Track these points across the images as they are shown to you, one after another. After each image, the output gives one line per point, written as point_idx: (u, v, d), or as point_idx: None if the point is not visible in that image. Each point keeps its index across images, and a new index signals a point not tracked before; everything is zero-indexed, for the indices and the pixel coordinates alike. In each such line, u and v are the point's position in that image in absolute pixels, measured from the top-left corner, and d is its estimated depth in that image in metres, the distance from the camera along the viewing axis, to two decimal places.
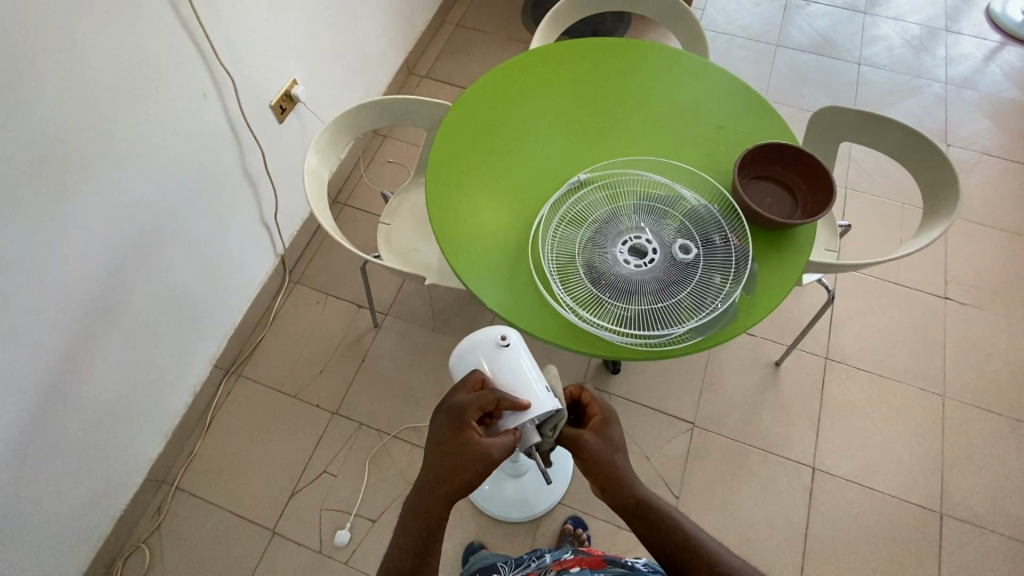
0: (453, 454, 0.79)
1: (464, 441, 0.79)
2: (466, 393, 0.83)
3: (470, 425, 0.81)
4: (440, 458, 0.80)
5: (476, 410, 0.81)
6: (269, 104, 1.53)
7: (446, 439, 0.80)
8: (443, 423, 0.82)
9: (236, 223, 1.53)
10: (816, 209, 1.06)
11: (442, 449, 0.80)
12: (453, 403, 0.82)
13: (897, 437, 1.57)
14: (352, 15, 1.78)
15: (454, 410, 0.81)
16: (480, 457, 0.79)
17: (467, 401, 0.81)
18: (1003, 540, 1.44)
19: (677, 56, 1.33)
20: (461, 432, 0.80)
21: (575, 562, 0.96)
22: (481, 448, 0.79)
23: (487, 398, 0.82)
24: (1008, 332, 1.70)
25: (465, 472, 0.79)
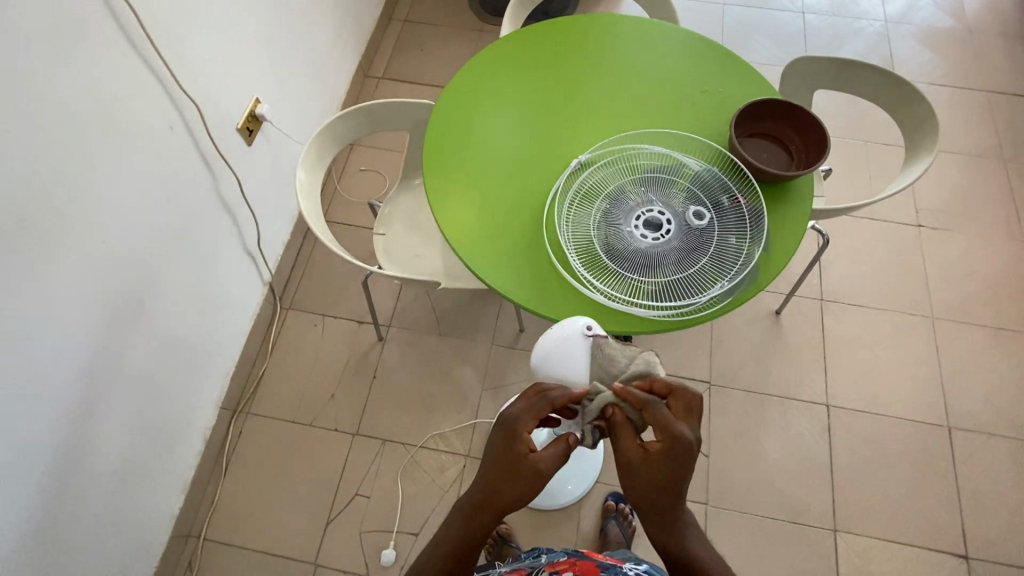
0: (506, 466, 0.78)
1: (517, 455, 0.78)
2: (518, 403, 0.81)
3: (523, 436, 0.79)
4: (492, 469, 0.79)
5: (530, 420, 0.80)
6: (236, 127, 1.45)
7: (500, 453, 0.79)
8: (496, 434, 0.81)
9: (221, 256, 1.47)
10: (813, 158, 1.09)
11: (495, 463, 0.79)
12: (506, 415, 0.80)
13: (897, 363, 1.65)
14: (303, 24, 1.70)
15: (509, 422, 0.80)
16: (535, 470, 0.78)
17: (519, 412, 0.80)
18: (1005, 441, 1.55)
19: (650, 25, 1.33)
20: (515, 446, 0.79)
21: (569, 565, 0.94)
22: (536, 462, 0.78)
23: (542, 403, 0.81)
24: (979, 248, 1.80)
25: (521, 486, 0.78)
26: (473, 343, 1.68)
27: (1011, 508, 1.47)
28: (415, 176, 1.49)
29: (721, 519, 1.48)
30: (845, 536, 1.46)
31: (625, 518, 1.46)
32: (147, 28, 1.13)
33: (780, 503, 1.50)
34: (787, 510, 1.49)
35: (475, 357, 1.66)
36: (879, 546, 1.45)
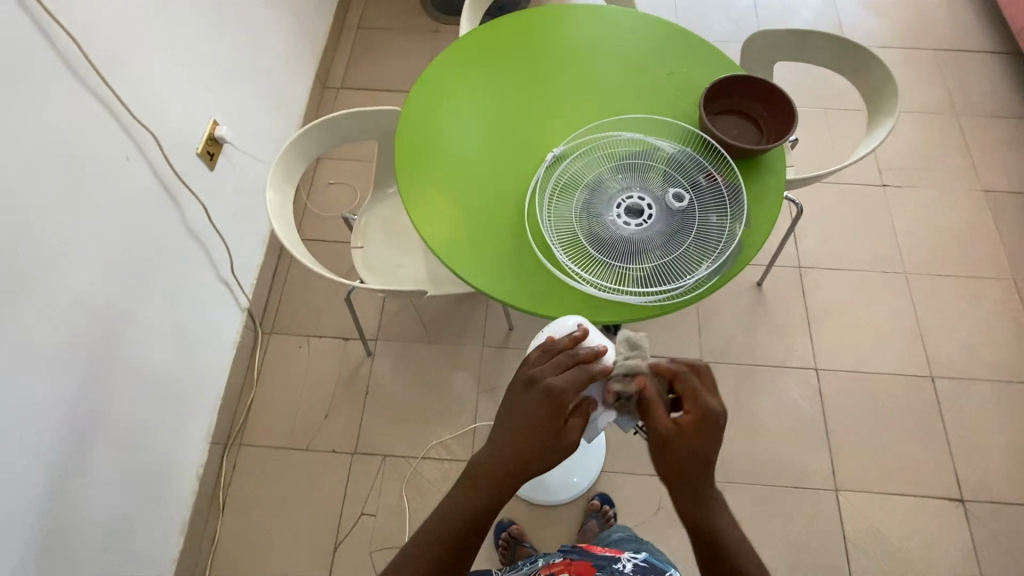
0: (547, 439, 0.75)
1: (555, 430, 0.75)
2: (560, 376, 0.77)
3: (567, 410, 0.76)
4: (529, 439, 0.75)
5: (572, 394, 0.76)
6: (196, 152, 1.41)
7: (536, 426, 0.75)
8: (532, 403, 0.76)
9: (195, 285, 1.42)
10: (781, 130, 1.10)
11: (527, 434, 0.75)
12: (548, 387, 0.76)
13: (878, 320, 1.70)
14: (253, 40, 1.65)
15: (549, 394, 0.76)
16: (568, 445, 0.76)
17: (563, 385, 0.76)
18: (986, 384, 1.61)
19: (608, 12, 1.32)
20: (553, 419, 0.75)
21: (564, 567, 0.90)
22: (570, 437, 0.76)
23: (583, 379, 0.77)
24: (942, 201, 1.87)
25: (548, 460, 0.76)
26: (464, 347, 1.66)
27: (998, 448, 1.53)
28: (389, 185, 1.46)
29: (727, 492, 1.50)
30: (847, 494, 1.50)
31: (607, 520, 1.44)
32: (90, 57, 1.09)
33: (782, 470, 1.52)
34: (790, 476, 1.52)
35: (468, 361, 1.64)
36: (879, 499, 1.49)
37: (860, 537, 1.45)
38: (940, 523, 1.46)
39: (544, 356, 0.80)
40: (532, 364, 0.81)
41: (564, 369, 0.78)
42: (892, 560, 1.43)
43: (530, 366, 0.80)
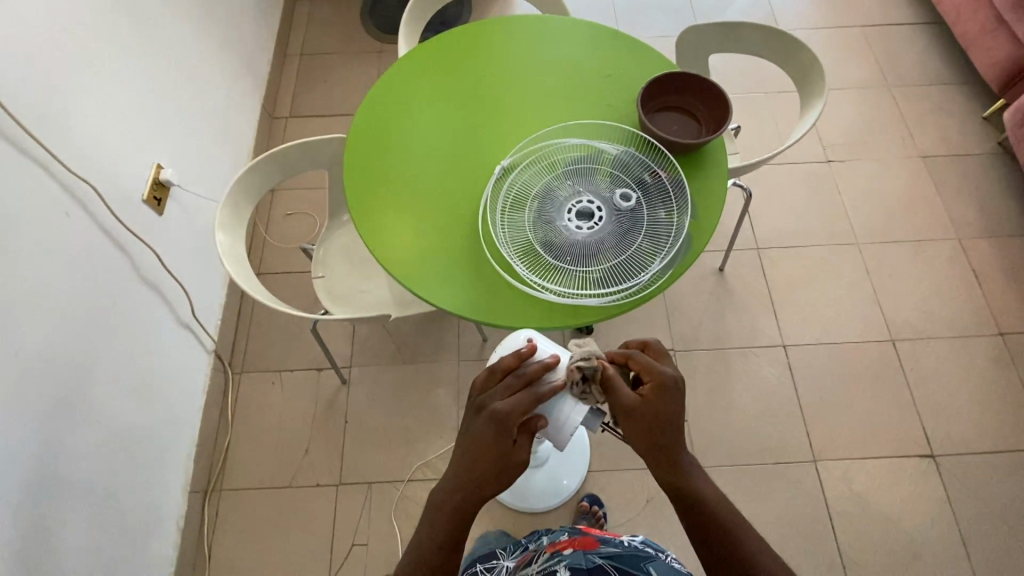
0: (498, 462, 0.77)
1: (504, 452, 0.77)
2: (505, 400, 0.79)
3: (513, 433, 0.78)
4: (481, 463, 0.78)
5: (518, 415, 0.78)
6: (142, 199, 1.38)
7: (485, 450, 0.78)
8: (480, 428, 0.79)
9: (155, 334, 1.39)
10: (718, 121, 1.13)
11: (477, 458, 0.78)
12: (493, 412, 0.78)
13: (837, 292, 1.75)
14: (192, 78, 1.63)
15: (495, 419, 0.78)
16: (519, 466, 0.78)
17: (508, 409, 0.78)
18: (943, 341, 1.67)
19: (543, 21, 1.34)
20: (502, 443, 0.78)
21: (569, 543, 0.95)
22: (519, 457, 0.78)
23: (528, 400, 0.79)
24: (884, 171, 1.94)
25: (502, 480, 0.78)
26: (440, 363, 1.65)
27: (960, 401, 1.60)
28: (344, 211, 1.45)
29: (712, 476, 1.53)
30: (825, 463, 1.54)
31: (597, 520, 1.45)
32: (17, 116, 1.06)
33: (762, 448, 1.56)
34: (770, 452, 1.55)
35: (445, 378, 1.64)
36: (856, 464, 1.54)
37: (842, 503, 1.49)
38: (915, 480, 1.51)
39: (492, 380, 0.82)
40: (481, 389, 0.83)
41: (512, 393, 0.80)
42: (874, 522, 1.47)
43: (480, 391, 0.83)
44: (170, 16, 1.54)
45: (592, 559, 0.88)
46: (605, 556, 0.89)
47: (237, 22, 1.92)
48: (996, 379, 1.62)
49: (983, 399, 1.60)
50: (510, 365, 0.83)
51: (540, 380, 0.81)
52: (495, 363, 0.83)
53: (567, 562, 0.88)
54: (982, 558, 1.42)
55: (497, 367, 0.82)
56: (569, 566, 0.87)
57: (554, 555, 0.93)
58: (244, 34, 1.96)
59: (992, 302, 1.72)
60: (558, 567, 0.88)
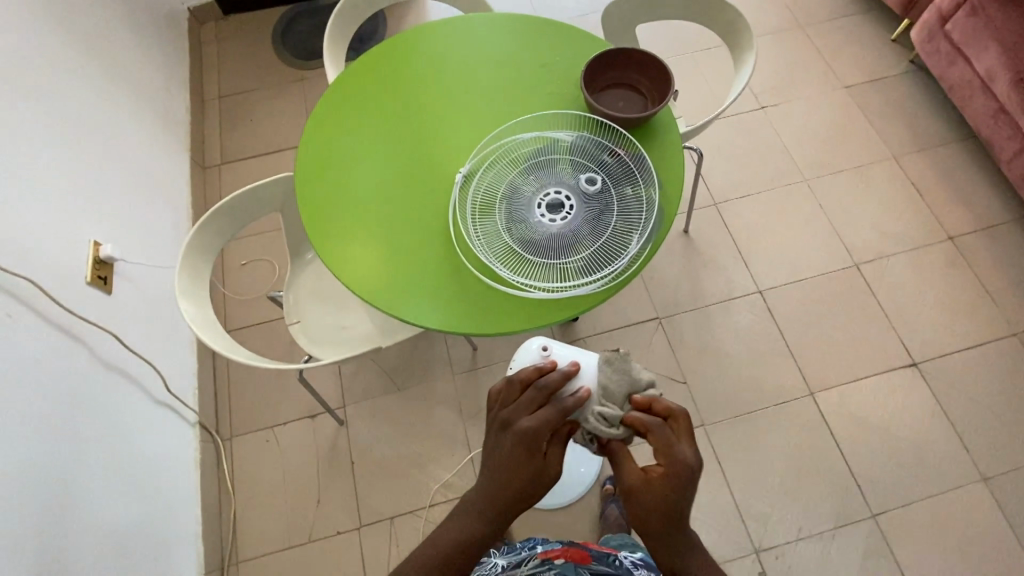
0: (530, 478, 0.76)
1: (536, 468, 0.76)
2: (530, 418, 0.77)
3: (543, 448, 0.77)
4: (511, 480, 0.76)
5: (546, 430, 0.77)
6: (86, 281, 1.30)
7: (516, 470, 0.76)
8: (507, 447, 0.77)
9: (131, 419, 1.31)
10: (662, 90, 1.15)
11: (507, 479, 0.76)
12: (521, 430, 0.76)
13: (797, 230, 1.82)
14: (109, 145, 1.53)
15: (524, 437, 0.76)
16: (553, 481, 0.76)
17: (536, 426, 0.76)
18: (901, 256, 1.77)
19: (468, 20, 1.32)
20: (532, 460, 0.76)
21: (560, 553, 0.99)
22: (553, 472, 0.76)
23: (554, 413, 0.78)
24: (814, 107, 2.02)
25: (535, 497, 0.77)
26: (435, 382, 1.63)
27: (927, 308, 1.69)
28: (306, 250, 1.40)
29: (721, 431, 1.56)
30: (822, 393, 1.60)
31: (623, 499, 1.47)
32: None
33: (761, 393, 1.61)
34: (769, 395, 1.60)
35: (443, 396, 1.61)
36: (849, 388, 1.60)
37: (845, 428, 1.56)
38: (904, 391, 1.59)
39: (513, 394, 0.80)
40: (502, 404, 0.81)
41: (536, 407, 0.79)
42: (877, 438, 1.54)
43: (501, 407, 0.80)
44: (70, 84, 1.45)
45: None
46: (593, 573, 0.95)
47: (142, 77, 1.81)
48: (954, 280, 1.72)
49: (947, 302, 1.70)
50: (529, 377, 0.81)
51: (562, 390, 0.81)
52: (513, 376, 0.81)
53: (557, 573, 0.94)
54: (978, 448, 1.51)
55: (517, 379, 0.80)
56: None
57: (545, 563, 0.97)
58: (152, 88, 1.85)
59: (936, 210, 1.83)
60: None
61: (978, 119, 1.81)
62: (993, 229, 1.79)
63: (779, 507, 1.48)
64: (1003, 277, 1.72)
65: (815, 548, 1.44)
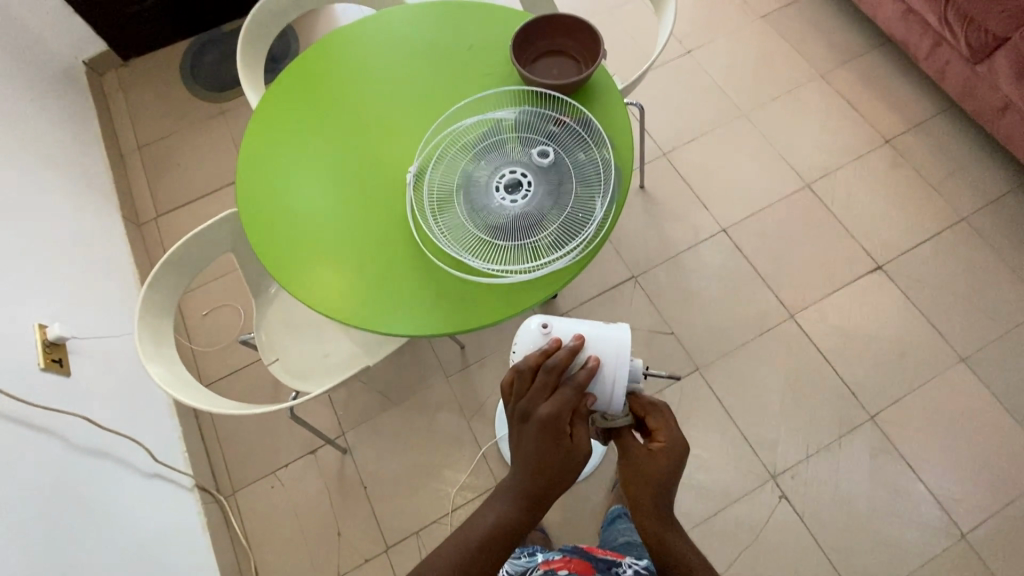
0: (557, 462, 0.74)
1: (564, 451, 0.74)
2: (549, 403, 0.75)
3: (566, 430, 0.75)
4: (539, 469, 0.74)
5: (566, 413, 0.75)
6: (41, 366, 1.22)
7: (545, 458, 0.74)
8: (531, 438, 0.75)
9: (125, 497, 1.25)
10: (593, 49, 1.13)
11: (538, 470, 0.75)
12: (541, 418, 0.74)
13: (745, 163, 1.86)
14: (29, 220, 1.43)
15: (546, 425, 0.74)
16: (583, 459, 0.75)
17: (555, 410, 0.74)
18: (847, 168, 1.83)
19: (382, 16, 1.27)
20: (559, 445, 0.74)
21: (563, 563, 0.98)
22: (582, 451, 0.75)
23: (570, 393, 0.76)
24: (737, 42, 2.06)
25: (568, 480, 0.76)
26: (430, 389, 1.60)
27: (880, 212, 1.76)
28: (268, 286, 1.34)
29: (716, 371, 1.60)
30: (802, 314, 1.65)
31: None
32: None
33: (745, 326, 1.64)
34: (753, 327, 1.64)
35: (442, 401, 1.59)
36: (826, 303, 1.66)
37: (829, 341, 1.61)
38: (876, 294, 1.66)
39: (525, 382, 0.78)
40: (517, 395, 0.78)
41: (551, 391, 0.76)
42: (860, 345, 1.60)
43: (516, 398, 0.78)
44: None
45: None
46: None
47: (48, 143, 1.69)
48: (899, 181, 1.79)
49: (898, 202, 1.77)
50: (537, 361, 0.78)
51: (571, 367, 0.79)
52: (521, 365, 0.78)
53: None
54: (952, 332, 1.60)
55: (525, 367, 0.78)
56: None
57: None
58: (63, 152, 1.73)
59: (870, 118, 1.89)
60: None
61: (890, 23, 1.87)
62: (924, 125, 1.87)
63: (785, 430, 1.53)
64: (942, 168, 1.80)
65: (826, 460, 1.49)
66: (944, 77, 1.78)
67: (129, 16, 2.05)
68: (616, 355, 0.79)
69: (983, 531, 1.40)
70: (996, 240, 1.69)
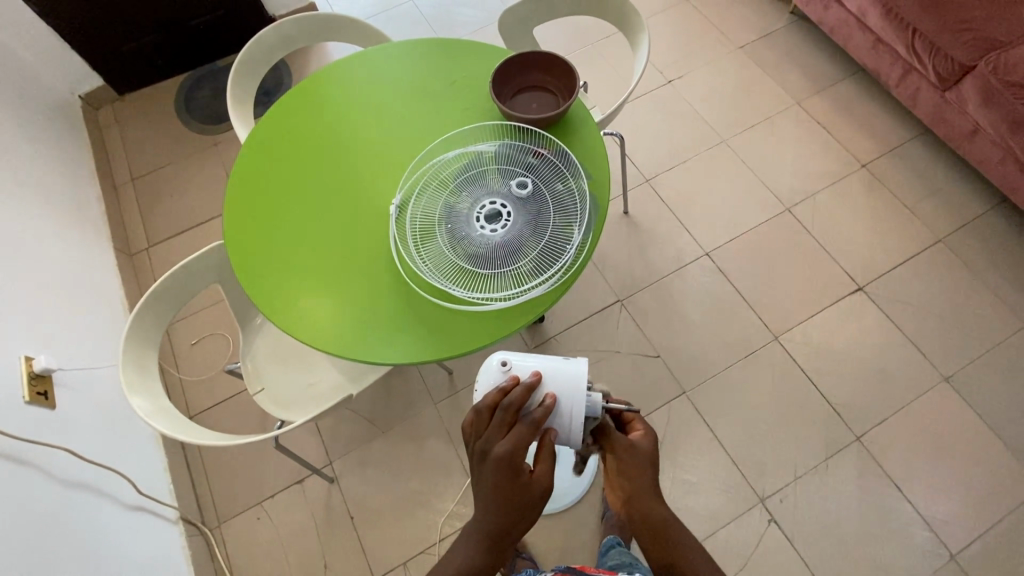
0: (516, 499, 0.75)
1: (522, 488, 0.75)
2: (505, 441, 0.75)
3: (522, 466, 0.75)
4: (501, 506, 0.74)
5: (522, 449, 0.75)
6: (26, 399, 1.22)
7: (504, 497, 0.74)
8: (489, 477, 0.75)
9: (107, 531, 1.24)
10: (570, 84, 1.18)
11: (498, 507, 0.75)
12: (498, 458, 0.74)
13: (726, 189, 1.90)
14: (21, 252, 1.45)
15: (503, 464, 0.74)
16: (541, 492, 0.76)
17: (512, 449, 0.74)
18: (825, 192, 1.87)
19: (368, 55, 1.32)
20: (518, 481, 0.75)
21: None
22: (541, 485, 0.76)
23: (526, 430, 0.76)
24: (716, 72, 2.13)
25: (530, 514, 0.76)
26: (417, 416, 1.60)
27: (859, 234, 1.80)
28: (255, 317, 1.36)
29: (701, 394, 1.61)
30: (785, 336, 1.67)
31: None
32: None
33: (730, 348, 1.66)
34: (737, 348, 1.66)
35: (430, 428, 1.59)
36: (810, 325, 1.68)
37: (813, 362, 1.63)
38: (858, 315, 1.68)
39: (483, 421, 0.78)
40: (474, 435, 0.78)
41: (508, 429, 0.77)
42: (843, 365, 1.62)
43: (475, 437, 0.78)
44: None
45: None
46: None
47: (41, 176, 1.72)
48: (876, 203, 1.84)
49: (876, 224, 1.81)
50: (494, 399, 0.79)
51: (528, 404, 0.80)
52: (479, 404, 0.79)
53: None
54: (934, 352, 1.62)
55: (483, 406, 0.79)
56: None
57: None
58: (55, 184, 1.76)
59: (846, 143, 1.95)
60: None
61: (862, 53, 1.95)
62: (899, 149, 1.92)
63: (772, 453, 1.53)
64: (917, 191, 1.85)
65: (813, 482, 1.49)
66: (916, 104, 1.85)
67: (127, 53, 2.12)
68: (572, 390, 0.80)
69: (973, 551, 1.40)
70: (973, 260, 1.73)
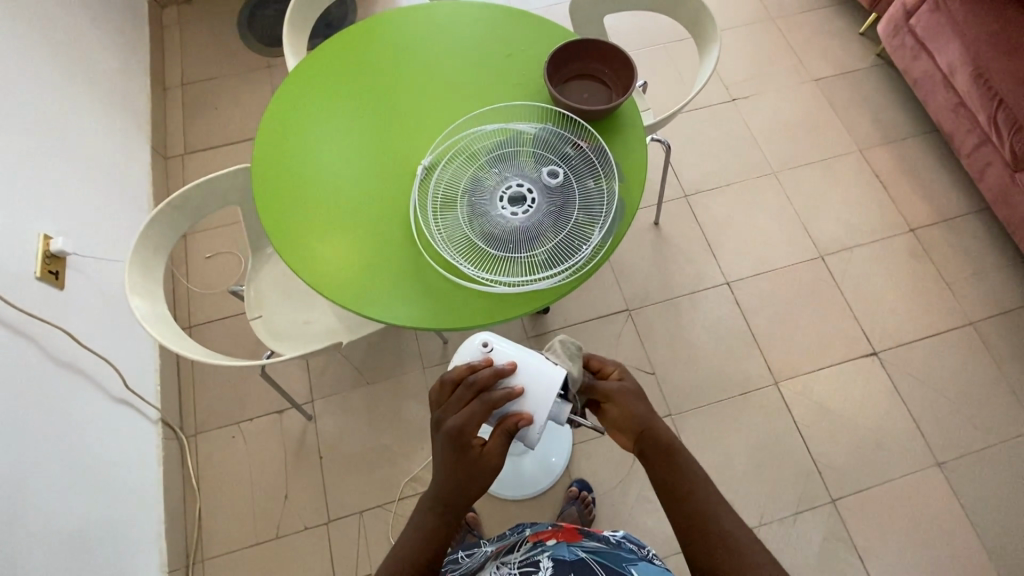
0: (465, 471, 0.76)
1: (469, 462, 0.76)
2: (458, 414, 0.77)
3: (471, 443, 0.76)
4: (451, 475, 0.76)
5: (474, 425, 0.76)
6: (37, 275, 1.26)
7: (451, 466, 0.76)
8: (439, 446, 0.77)
9: (89, 419, 1.28)
10: (626, 82, 1.14)
11: (446, 476, 0.77)
12: (447, 429, 0.76)
13: (764, 222, 1.84)
14: (61, 133, 1.48)
15: (452, 436, 0.76)
16: (490, 470, 0.76)
17: (461, 423, 0.76)
18: (864, 248, 1.80)
19: (433, 8, 1.29)
20: (466, 454, 0.76)
21: (551, 533, 0.91)
22: (491, 463, 0.76)
23: (480, 408, 0.77)
24: (784, 100, 2.04)
25: (477, 488, 0.77)
26: (403, 376, 1.62)
27: (888, 297, 1.73)
28: (266, 245, 1.37)
29: (687, 420, 1.59)
30: (786, 383, 1.63)
31: (586, 504, 1.47)
32: None
33: (727, 381, 1.63)
34: (735, 385, 1.63)
35: (413, 390, 1.60)
36: (813, 376, 1.64)
37: (807, 416, 1.59)
38: (865, 379, 1.63)
39: (446, 393, 0.80)
40: (437, 403, 0.81)
41: (465, 404, 0.78)
42: (837, 425, 1.58)
43: (436, 406, 0.80)
44: (20, 72, 1.39)
45: (575, 552, 0.83)
46: (587, 550, 0.84)
47: (96, 62, 1.74)
48: (914, 271, 1.77)
49: (908, 292, 1.74)
50: (461, 374, 0.80)
51: (494, 386, 0.80)
52: (446, 374, 0.80)
53: (549, 553, 0.84)
54: (934, 434, 1.56)
55: (448, 379, 0.80)
56: (552, 557, 0.82)
57: (536, 546, 0.88)
58: (108, 74, 1.78)
59: (899, 202, 1.87)
60: (541, 558, 0.83)
61: (940, 113, 1.84)
62: (952, 221, 1.84)
63: (743, 494, 1.51)
64: (960, 268, 1.77)
65: (777, 533, 1.47)
66: (983, 178, 1.75)
67: None
68: (541, 392, 0.80)
69: None
70: (999, 351, 1.66)
